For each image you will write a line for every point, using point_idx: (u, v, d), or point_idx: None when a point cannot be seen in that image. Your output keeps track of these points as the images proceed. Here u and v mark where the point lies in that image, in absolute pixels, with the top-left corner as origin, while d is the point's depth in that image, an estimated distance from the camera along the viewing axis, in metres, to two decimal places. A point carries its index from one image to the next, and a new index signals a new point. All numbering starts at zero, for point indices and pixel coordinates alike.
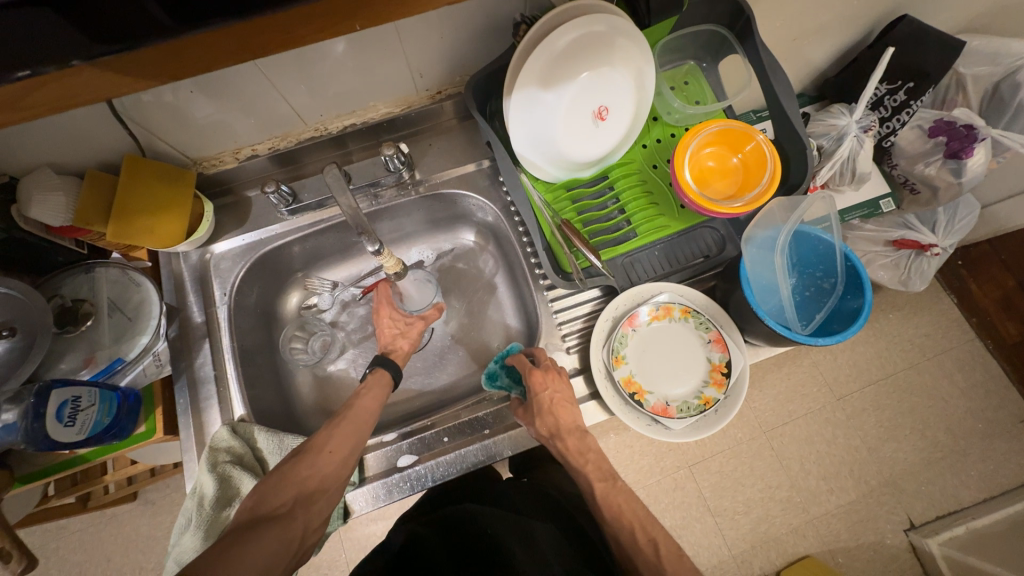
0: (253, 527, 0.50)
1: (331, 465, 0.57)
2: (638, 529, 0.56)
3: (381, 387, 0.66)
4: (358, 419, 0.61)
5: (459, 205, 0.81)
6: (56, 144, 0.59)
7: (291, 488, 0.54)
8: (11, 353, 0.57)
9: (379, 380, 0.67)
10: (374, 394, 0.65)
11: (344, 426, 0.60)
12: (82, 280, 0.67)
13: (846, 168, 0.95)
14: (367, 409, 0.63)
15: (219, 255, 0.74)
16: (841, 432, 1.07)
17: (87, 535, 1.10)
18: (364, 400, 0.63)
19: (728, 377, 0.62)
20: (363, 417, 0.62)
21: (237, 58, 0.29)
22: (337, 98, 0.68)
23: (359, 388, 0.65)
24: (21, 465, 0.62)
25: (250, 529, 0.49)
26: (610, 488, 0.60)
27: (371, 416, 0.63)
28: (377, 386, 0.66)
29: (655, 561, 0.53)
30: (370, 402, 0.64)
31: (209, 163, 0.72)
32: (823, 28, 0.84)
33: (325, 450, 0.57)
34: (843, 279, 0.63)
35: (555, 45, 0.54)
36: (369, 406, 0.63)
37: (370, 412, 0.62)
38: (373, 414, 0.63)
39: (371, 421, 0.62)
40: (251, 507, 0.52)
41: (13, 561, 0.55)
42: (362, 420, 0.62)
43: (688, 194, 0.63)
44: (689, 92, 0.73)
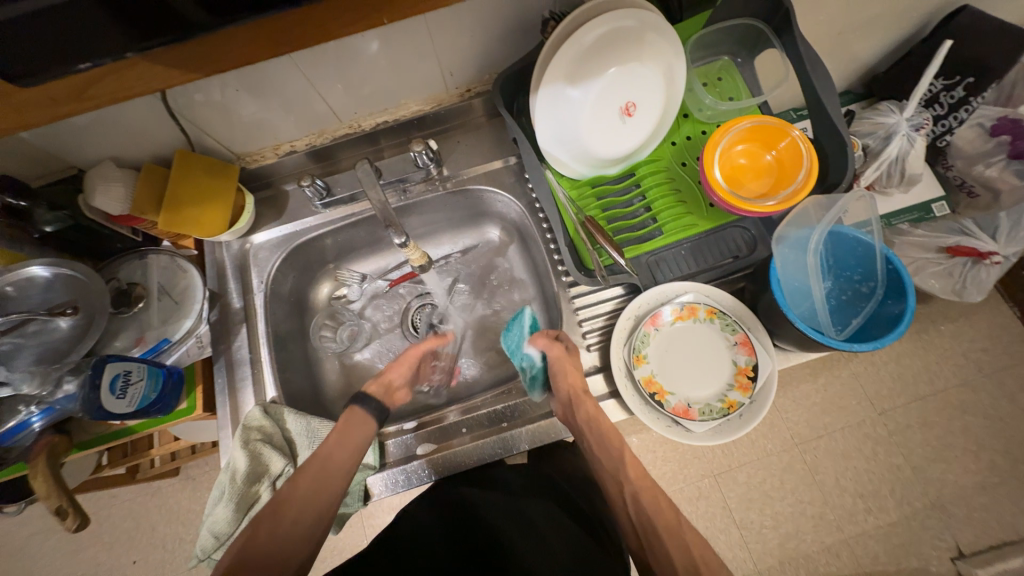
0: None
1: (297, 518, 0.55)
2: (659, 503, 0.57)
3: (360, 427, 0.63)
4: (326, 475, 0.58)
5: (486, 202, 0.82)
6: (117, 139, 0.64)
7: (253, 554, 0.52)
8: (74, 329, 0.63)
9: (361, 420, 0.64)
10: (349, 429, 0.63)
11: (310, 481, 0.57)
12: (136, 265, 0.72)
13: (893, 169, 0.90)
14: (338, 462, 0.59)
15: (258, 246, 0.78)
16: (881, 449, 1.01)
17: (135, 505, 1.19)
18: (337, 448, 0.60)
19: (754, 382, 0.60)
20: (331, 471, 0.58)
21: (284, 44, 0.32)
22: (370, 97, 0.71)
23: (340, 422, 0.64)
24: (78, 432, 0.68)
25: None
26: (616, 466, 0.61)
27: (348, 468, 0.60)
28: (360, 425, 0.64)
29: (675, 523, 0.55)
30: (345, 452, 0.60)
31: (251, 158, 0.77)
32: (872, 21, 0.80)
33: (293, 501, 0.56)
34: (883, 283, 0.59)
35: (582, 41, 0.55)
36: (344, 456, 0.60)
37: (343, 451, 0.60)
38: (349, 463, 0.60)
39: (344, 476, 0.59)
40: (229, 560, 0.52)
41: (68, 518, 0.60)
42: (331, 474, 0.58)
43: (718, 191, 0.61)
44: (722, 88, 0.71)
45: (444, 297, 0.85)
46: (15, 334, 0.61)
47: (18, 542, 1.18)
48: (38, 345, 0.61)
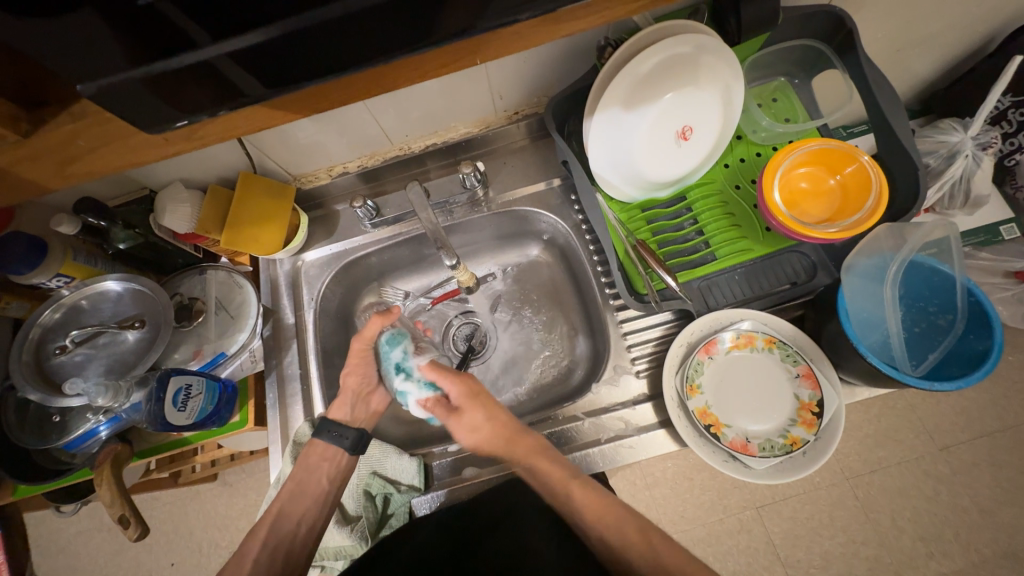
0: None
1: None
2: (627, 532, 0.55)
3: (326, 460, 0.64)
4: (284, 531, 0.61)
5: (530, 222, 0.82)
6: (188, 163, 0.68)
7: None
8: (141, 341, 0.65)
9: (323, 451, 0.64)
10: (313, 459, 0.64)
11: (266, 534, 0.60)
12: (196, 280, 0.75)
13: (957, 190, 0.86)
14: (292, 517, 0.61)
15: (309, 263, 0.81)
16: (945, 488, 0.92)
17: (175, 508, 1.22)
18: (298, 496, 0.62)
19: (820, 417, 0.57)
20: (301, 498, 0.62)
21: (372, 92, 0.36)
22: (421, 120, 0.73)
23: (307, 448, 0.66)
24: (139, 441, 0.71)
25: None
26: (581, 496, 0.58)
27: (303, 519, 0.62)
28: (324, 459, 0.64)
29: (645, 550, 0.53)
30: (305, 500, 0.62)
31: (306, 179, 0.80)
32: (935, 38, 0.77)
33: (248, 558, 0.59)
34: (964, 315, 0.55)
35: (638, 69, 0.55)
36: (301, 504, 0.62)
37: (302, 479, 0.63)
38: (316, 509, 0.62)
39: (304, 530, 0.61)
40: None
41: (130, 527, 0.61)
42: (287, 530, 0.61)
43: (778, 216, 0.59)
44: (777, 109, 0.70)
45: (487, 318, 0.85)
46: (88, 345, 0.65)
47: (64, 540, 1.22)
48: (108, 355, 0.65)
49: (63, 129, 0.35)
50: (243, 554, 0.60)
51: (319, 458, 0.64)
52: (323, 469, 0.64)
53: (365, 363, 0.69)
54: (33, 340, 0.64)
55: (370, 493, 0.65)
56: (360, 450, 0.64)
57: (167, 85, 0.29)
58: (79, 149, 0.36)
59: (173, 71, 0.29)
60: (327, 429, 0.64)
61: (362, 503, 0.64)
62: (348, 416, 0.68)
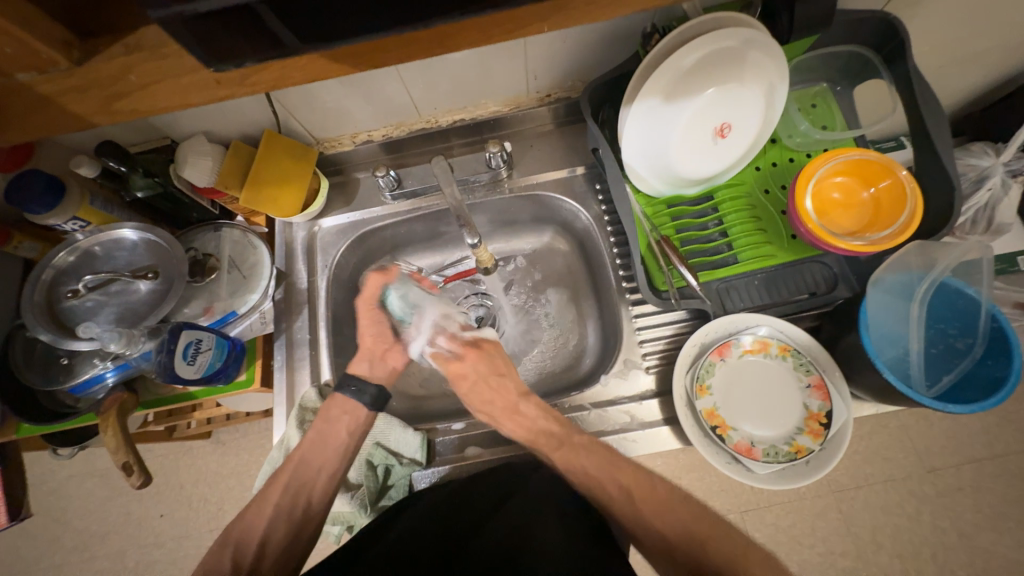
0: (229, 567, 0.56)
1: (268, 529, 0.58)
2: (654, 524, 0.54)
3: (347, 414, 0.63)
4: (306, 477, 0.61)
5: (550, 208, 0.81)
6: (212, 115, 0.66)
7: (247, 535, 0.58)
8: (154, 292, 0.65)
9: (343, 405, 0.64)
10: (335, 425, 0.62)
11: (286, 483, 0.60)
12: (210, 237, 0.74)
13: (980, 216, 0.84)
14: (312, 466, 0.61)
15: (325, 230, 0.80)
16: (927, 509, 0.93)
17: (167, 461, 1.23)
18: (320, 446, 0.61)
19: (827, 428, 0.57)
20: (311, 467, 0.61)
21: (426, 52, 0.35)
22: (452, 94, 0.71)
23: (324, 414, 0.63)
24: (144, 391, 0.71)
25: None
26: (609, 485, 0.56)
27: (322, 470, 0.61)
28: (345, 413, 0.63)
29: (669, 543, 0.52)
30: (324, 450, 0.61)
31: (329, 144, 0.79)
32: (980, 57, 0.75)
33: (266, 507, 0.59)
34: (984, 340, 0.55)
35: (682, 63, 0.53)
36: (321, 454, 0.61)
37: (325, 443, 0.61)
38: (337, 461, 0.62)
39: (325, 477, 0.61)
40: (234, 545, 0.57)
41: (133, 475, 0.62)
42: (307, 478, 0.60)
43: (807, 223, 0.58)
44: (816, 115, 0.68)
45: (499, 300, 0.84)
46: (100, 292, 0.64)
47: (57, 482, 1.24)
48: (118, 303, 0.64)
49: (116, 63, 0.33)
50: (259, 505, 0.59)
51: (339, 411, 0.64)
52: (343, 423, 0.63)
53: (376, 320, 0.70)
54: (46, 281, 0.64)
55: (372, 463, 0.66)
56: (379, 406, 0.64)
57: (207, 26, 0.28)
58: (129, 85, 0.34)
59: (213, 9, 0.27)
60: (348, 384, 0.64)
61: (363, 472, 0.65)
62: (366, 372, 0.67)
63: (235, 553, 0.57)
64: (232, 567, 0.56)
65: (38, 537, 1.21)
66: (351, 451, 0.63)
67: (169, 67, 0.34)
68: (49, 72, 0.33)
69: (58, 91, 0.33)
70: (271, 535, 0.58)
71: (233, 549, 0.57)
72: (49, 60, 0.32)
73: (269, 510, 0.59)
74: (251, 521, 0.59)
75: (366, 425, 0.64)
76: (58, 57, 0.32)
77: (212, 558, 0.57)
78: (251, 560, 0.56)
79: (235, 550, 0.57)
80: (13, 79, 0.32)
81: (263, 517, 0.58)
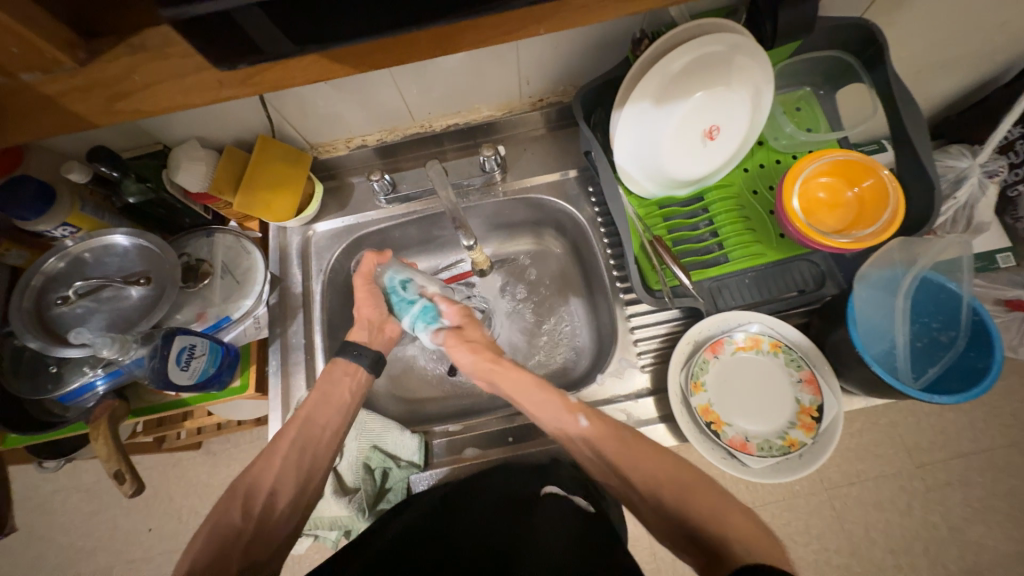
0: (230, 530, 0.52)
1: (279, 480, 0.56)
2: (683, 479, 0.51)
3: (349, 375, 0.63)
4: (311, 434, 0.60)
5: (544, 211, 0.81)
6: (206, 120, 0.66)
7: (252, 489, 0.55)
8: (146, 298, 0.64)
9: (345, 367, 0.64)
10: (343, 383, 0.63)
11: (293, 438, 0.58)
12: (203, 242, 0.74)
13: (960, 215, 0.87)
14: (319, 423, 0.60)
15: (319, 235, 0.80)
16: (917, 504, 0.95)
17: (156, 473, 1.21)
18: (325, 404, 0.61)
19: (819, 422, 0.58)
20: (318, 428, 0.60)
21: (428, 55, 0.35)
22: (445, 98, 0.72)
23: (330, 374, 0.63)
24: (136, 399, 0.70)
25: (226, 538, 0.52)
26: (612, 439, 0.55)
27: (329, 424, 0.60)
28: (346, 374, 0.63)
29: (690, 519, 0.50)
30: (330, 407, 0.61)
31: (324, 149, 0.79)
32: (955, 62, 0.77)
33: (274, 460, 0.57)
34: (966, 333, 0.57)
35: (670, 67, 0.55)
36: (327, 412, 0.61)
37: (339, 401, 0.62)
38: (341, 418, 0.61)
39: (329, 436, 0.60)
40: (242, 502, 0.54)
41: (125, 483, 0.61)
42: (314, 435, 0.59)
43: (795, 222, 0.60)
44: (801, 118, 0.71)
45: (495, 302, 0.84)
46: (91, 298, 0.63)
47: (41, 498, 1.20)
48: (110, 310, 0.63)
49: (118, 65, 0.33)
50: (267, 458, 0.57)
51: (341, 372, 0.64)
52: (346, 383, 0.64)
53: (372, 294, 0.68)
54: (35, 287, 0.63)
55: (369, 466, 0.65)
56: (378, 369, 0.65)
57: (202, 36, 0.28)
58: (131, 85, 0.34)
59: (210, 18, 0.27)
60: (349, 349, 0.64)
61: (361, 476, 0.65)
62: (365, 340, 0.67)
63: (245, 503, 0.54)
64: (241, 519, 0.53)
65: (22, 555, 1.18)
66: (353, 411, 0.63)
67: (171, 68, 0.34)
68: (54, 71, 0.33)
69: (60, 91, 0.33)
70: (279, 487, 0.56)
71: (241, 501, 0.54)
72: (53, 59, 0.32)
73: (277, 463, 0.57)
74: (258, 474, 0.56)
75: (366, 386, 0.65)
76: (61, 57, 0.32)
77: (220, 511, 0.54)
78: (261, 510, 0.54)
79: (242, 503, 0.54)
80: (17, 79, 0.32)
81: (272, 467, 0.56)
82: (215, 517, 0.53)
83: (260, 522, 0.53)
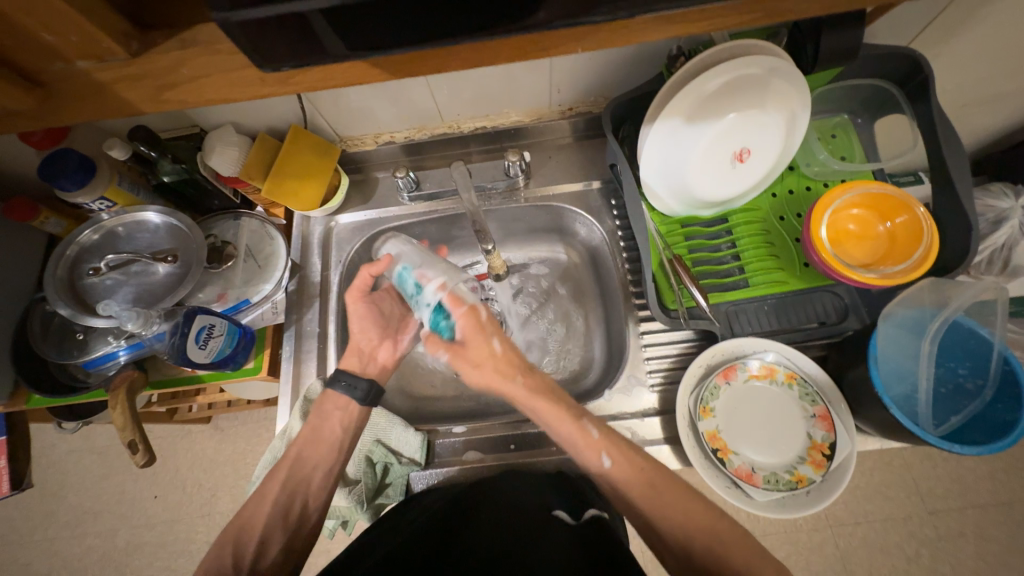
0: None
1: (269, 522, 0.57)
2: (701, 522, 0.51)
3: (340, 409, 0.63)
4: (302, 473, 0.60)
5: (565, 220, 0.81)
6: (244, 107, 0.68)
7: (242, 533, 0.57)
8: (173, 276, 0.66)
9: (336, 400, 0.63)
10: (339, 416, 0.63)
11: (283, 479, 0.59)
12: (230, 225, 0.76)
13: (996, 257, 0.83)
14: (308, 463, 0.61)
15: (341, 226, 0.81)
16: (927, 551, 0.91)
17: (164, 443, 1.24)
18: (318, 437, 0.61)
19: (830, 460, 0.57)
20: (308, 467, 0.60)
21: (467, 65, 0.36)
22: (475, 101, 0.72)
23: (322, 408, 0.63)
24: (155, 371, 0.72)
25: None
26: (638, 481, 0.53)
27: (320, 463, 0.61)
28: (337, 408, 0.63)
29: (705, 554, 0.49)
30: (322, 446, 0.61)
31: (352, 143, 0.80)
32: (1004, 98, 0.75)
33: (264, 504, 0.58)
34: (995, 383, 0.54)
35: (705, 87, 0.54)
36: (317, 452, 0.61)
37: (336, 431, 0.62)
38: (334, 457, 0.62)
39: (320, 476, 0.61)
40: (234, 555, 0.55)
41: (138, 453, 0.62)
42: (303, 476, 0.60)
43: (821, 252, 0.59)
44: (835, 146, 0.69)
45: (507, 307, 0.84)
46: (120, 271, 0.66)
47: (56, 456, 1.25)
48: (137, 284, 0.66)
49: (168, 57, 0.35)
50: (257, 501, 0.58)
51: (333, 404, 0.63)
52: (337, 417, 0.63)
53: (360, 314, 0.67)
54: (70, 257, 0.65)
55: (370, 459, 0.65)
56: (371, 401, 0.63)
57: (251, 32, 0.29)
58: (179, 78, 0.35)
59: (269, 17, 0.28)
60: (340, 379, 0.63)
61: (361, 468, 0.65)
62: (356, 368, 0.65)
63: (235, 552, 0.55)
64: (233, 566, 0.54)
65: (33, 509, 1.22)
66: (348, 445, 0.63)
67: (218, 64, 0.34)
68: (107, 59, 0.34)
69: (109, 79, 0.35)
70: (271, 529, 0.57)
71: (233, 546, 0.56)
72: (108, 50, 0.34)
73: (268, 506, 0.58)
74: (247, 521, 0.57)
75: (358, 420, 0.64)
76: (116, 47, 0.33)
77: (212, 560, 0.55)
78: (250, 559, 0.55)
79: (234, 549, 0.56)
80: (75, 65, 0.34)
81: (262, 512, 0.57)
82: (206, 566, 0.55)
83: (247, 573, 0.54)
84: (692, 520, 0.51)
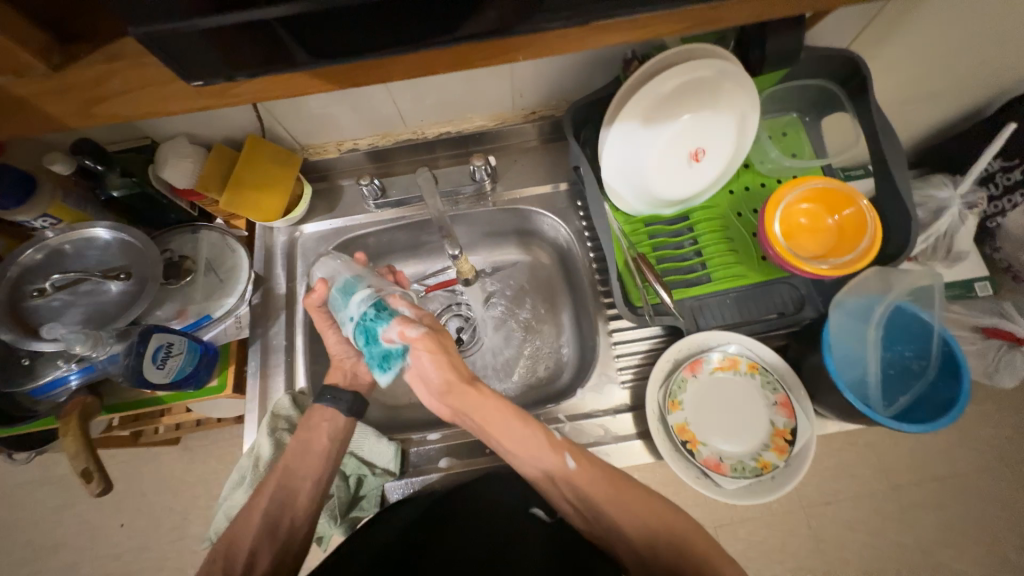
0: None
1: (255, 540, 0.56)
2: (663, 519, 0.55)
3: (328, 421, 0.62)
4: (291, 487, 0.59)
5: (533, 222, 0.82)
6: (196, 117, 0.66)
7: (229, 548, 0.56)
8: (126, 294, 0.63)
9: (324, 413, 0.63)
10: (325, 429, 0.62)
11: (272, 493, 0.58)
12: (187, 239, 0.73)
13: (940, 243, 0.88)
14: (299, 474, 0.60)
15: (306, 236, 0.80)
16: (890, 525, 0.96)
17: (129, 468, 1.18)
18: (305, 453, 0.60)
19: (791, 445, 0.59)
20: (296, 479, 0.59)
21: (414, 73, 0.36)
22: (438, 106, 0.72)
23: (309, 421, 0.62)
24: (110, 395, 0.69)
25: None
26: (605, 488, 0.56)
27: (312, 475, 0.60)
28: (325, 420, 0.62)
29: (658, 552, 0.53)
30: (309, 457, 0.60)
31: (315, 151, 0.79)
32: (937, 95, 0.79)
33: (253, 515, 0.57)
34: (937, 363, 0.58)
35: (658, 90, 0.56)
36: (307, 462, 0.60)
37: (323, 445, 0.61)
38: (324, 468, 0.61)
39: (310, 489, 0.60)
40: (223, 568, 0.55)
41: (92, 482, 0.59)
42: (294, 488, 0.59)
43: (775, 246, 0.61)
44: (787, 143, 0.72)
45: (479, 311, 0.84)
46: (68, 291, 0.63)
47: (8, 489, 1.18)
48: (87, 304, 0.63)
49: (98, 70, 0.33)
50: (247, 515, 0.57)
51: (320, 418, 0.63)
52: (325, 428, 0.62)
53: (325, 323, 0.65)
54: (10, 279, 0.62)
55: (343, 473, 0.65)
56: (357, 413, 0.63)
57: (181, 43, 0.28)
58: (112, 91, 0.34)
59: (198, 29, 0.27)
60: (327, 394, 0.63)
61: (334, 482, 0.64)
62: (345, 381, 0.66)
63: (226, 565, 0.55)
64: None
65: None
66: (335, 457, 0.62)
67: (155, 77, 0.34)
68: (28, 74, 0.33)
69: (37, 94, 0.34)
70: (258, 544, 0.56)
71: (224, 562, 0.55)
72: (26, 63, 0.32)
73: (255, 523, 0.57)
74: (238, 535, 0.56)
75: (346, 433, 0.63)
76: (34, 61, 0.32)
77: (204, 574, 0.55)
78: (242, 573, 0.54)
79: (225, 564, 0.55)
80: None
81: (251, 526, 0.56)
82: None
83: None
84: (646, 516, 0.55)
